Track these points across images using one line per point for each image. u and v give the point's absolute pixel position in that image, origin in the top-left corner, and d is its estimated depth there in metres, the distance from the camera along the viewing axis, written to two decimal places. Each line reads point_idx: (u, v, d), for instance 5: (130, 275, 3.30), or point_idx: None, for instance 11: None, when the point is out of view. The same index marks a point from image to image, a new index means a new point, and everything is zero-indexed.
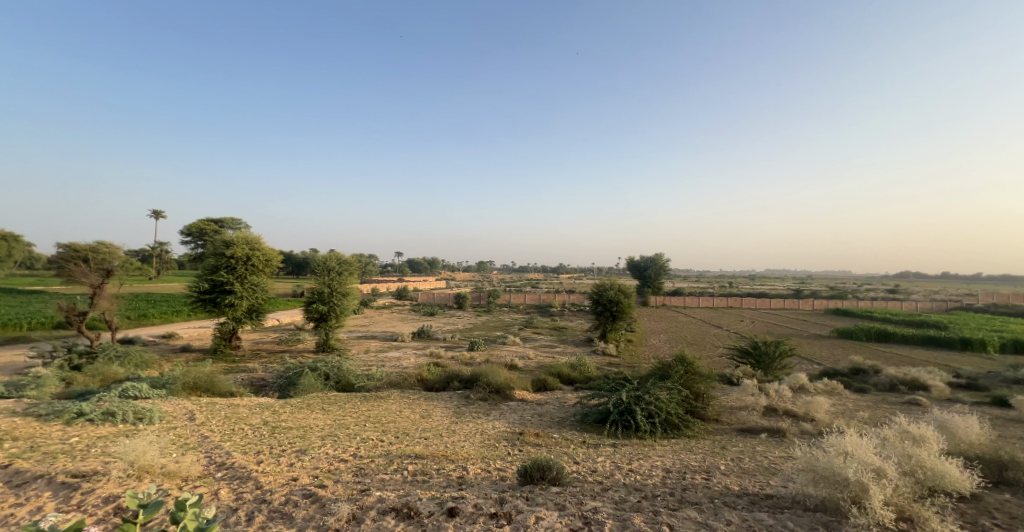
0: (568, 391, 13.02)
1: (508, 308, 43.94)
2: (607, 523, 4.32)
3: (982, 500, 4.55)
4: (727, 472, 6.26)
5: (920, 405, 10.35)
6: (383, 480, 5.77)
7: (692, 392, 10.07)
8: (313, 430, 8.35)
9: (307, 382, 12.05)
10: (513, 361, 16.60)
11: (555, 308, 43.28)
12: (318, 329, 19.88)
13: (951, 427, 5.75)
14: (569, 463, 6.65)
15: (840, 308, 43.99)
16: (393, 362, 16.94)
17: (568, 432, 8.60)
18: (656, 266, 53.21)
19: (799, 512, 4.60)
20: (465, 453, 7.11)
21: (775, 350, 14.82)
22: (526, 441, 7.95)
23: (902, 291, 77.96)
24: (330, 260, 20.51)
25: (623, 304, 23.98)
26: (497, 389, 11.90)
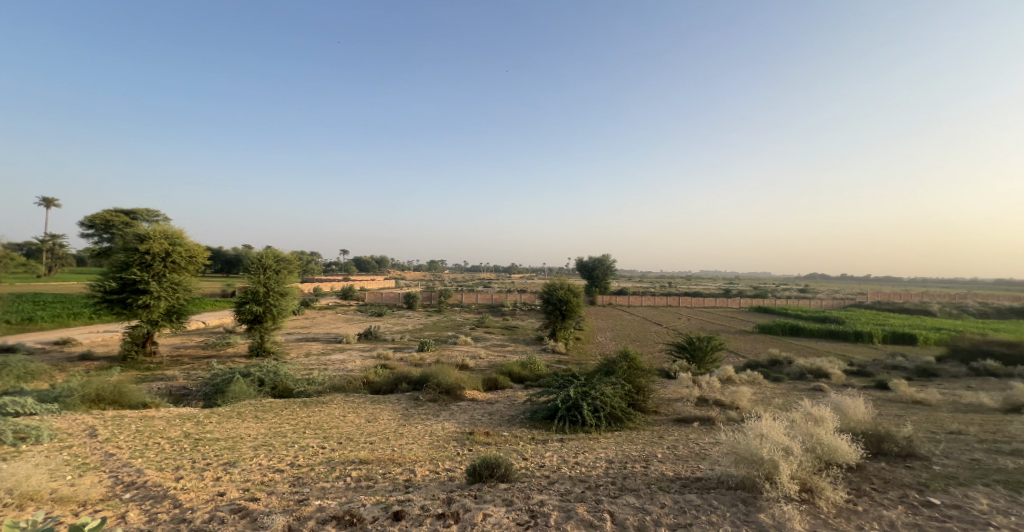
0: (517, 389, 13.31)
1: (458, 308, 43.77)
2: (551, 515, 4.57)
3: (866, 468, 5.31)
4: (663, 459, 6.76)
5: (824, 390, 11.69)
6: (324, 488, 5.67)
7: (634, 386, 10.68)
8: (244, 441, 7.94)
9: (238, 389, 11.40)
10: (463, 360, 16.63)
11: (506, 308, 43.69)
12: (252, 332, 18.76)
13: (845, 408, 6.62)
14: (517, 459, 6.87)
15: (761, 306, 48.19)
16: (336, 365, 16.39)
17: (517, 430, 8.84)
18: (603, 266, 54.79)
19: (723, 491, 5.10)
20: (412, 455, 7.11)
21: (708, 345, 15.98)
22: (475, 440, 8.08)
23: (812, 290, 86.76)
24: (268, 257, 19.36)
25: (572, 304, 24.69)
26: (448, 390, 11.92)
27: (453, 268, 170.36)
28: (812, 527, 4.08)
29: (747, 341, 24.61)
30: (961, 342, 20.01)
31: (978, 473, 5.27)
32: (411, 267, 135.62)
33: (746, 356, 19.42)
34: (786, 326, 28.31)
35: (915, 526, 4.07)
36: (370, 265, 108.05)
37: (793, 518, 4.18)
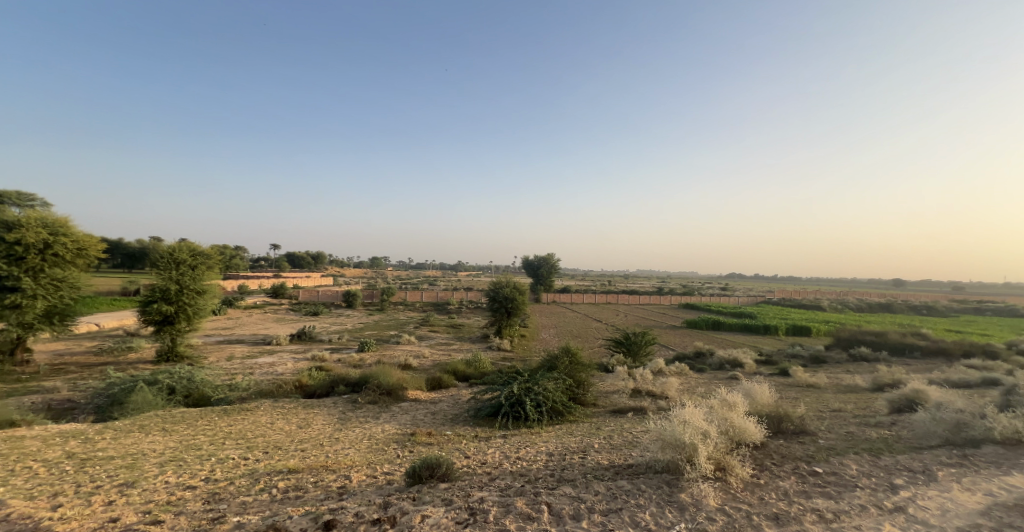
0: (461, 387, 13.32)
1: (401, 306, 42.71)
2: (490, 511, 4.70)
3: (769, 446, 6.01)
4: (599, 449, 7.13)
5: (738, 378, 12.91)
6: (244, 503, 5.38)
7: (574, 381, 11.12)
8: (147, 457, 7.27)
9: (141, 399, 10.36)
10: (405, 360, 16.32)
11: (451, 306, 43.33)
12: (161, 335, 17.06)
13: (754, 393, 7.41)
14: (459, 458, 6.93)
15: (689, 302, 51.82)
16: (264, 369, 15.40)
17: (460, 428, 8.90)
18: (547, 263, 55.46)
19: (651, 475, 5.51)
20: (347, 461, 6.93)
21: (642, 340, 16.96)
22: (416, 441, 8.02)
23: (733, 288, 94.64)
24: (182, 251, 17.80)
25: (517, 301, 24.96)
26: (389, 391, 11.68)
27: (396, 265, 165.41)
28: (724, 502, 4.55)
29: (675, 335, 26.42)
30: (849, 332, 22.94)
31: (854, 444, 6.16)
32: (350, 264, 129.84)
33: (675, 349, 20.85)
34: (709, 320, 30.70)
35: (804, 492, 4.69)
36: (305, 262, 101.88)
37: (708, 495, 4.62)
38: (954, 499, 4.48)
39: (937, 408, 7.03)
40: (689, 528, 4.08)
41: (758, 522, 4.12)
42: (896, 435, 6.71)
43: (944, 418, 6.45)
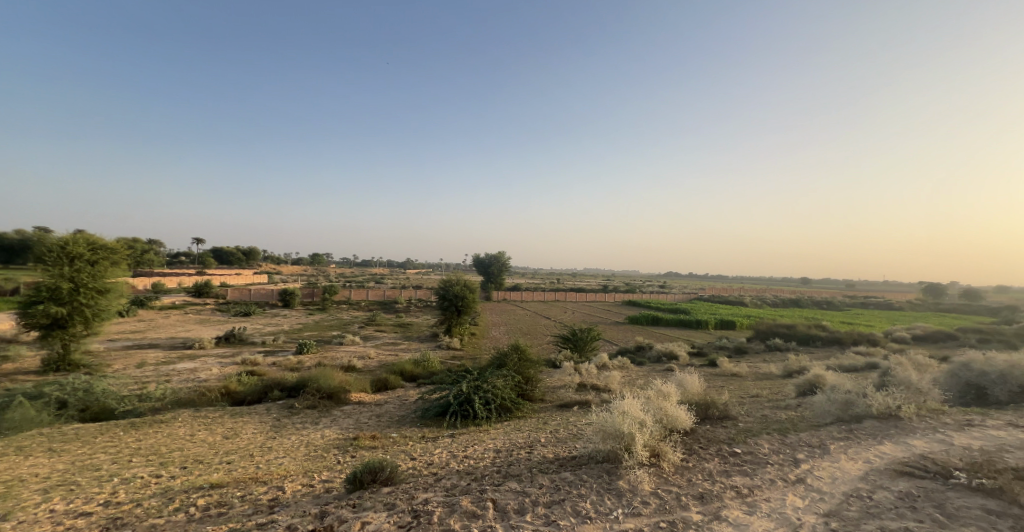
0: (408, 388, 13.10)
1: (345, 305, 41.08)
2: (434, 513, 4.72)
3: (698, 431, 6.51)
4: (545, 443, 7.32)
5: (673, 370, 13.78)
6: (156, 526, 5.00)
7: (523, 377, 11.31)
8: (29, 480, 6.41)
9: (22, 415, 9.06)
10: (348, 361, 15.73)
11: (399, 304, 42.33)
12: (48, 342, 15.08)
13: (685, 384, 7.96)
14: (404, 460, 6.85)
15: (631, 299, 54.35)
16: (184, 376, 14.19)
17: (406, 430, 8.77)
18: (500, 262, 55.85)
19: (592, 465, 5.74)
20: (280, 471, 6.60)
21: (588, 336, 17.54)
22: (358, 446, 7.80)
23: (672, 286, 100.27)
24: (79, 245, 15.88)
25: (467, 298, 24.88)
26: (330, 394, 11.26)
27: (339, 262, 158.24)
28: (657, 486, 4.87)
29: (618, 330, 27.64)
30: (768, 325, 25.26)
31: (767, 424, 6.85)
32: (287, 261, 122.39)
33: (618, 344, 21.81)
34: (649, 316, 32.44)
35: (725, 472, 5.15)
36: (236, 259, 94.36)
37: (644, 481, 4.93)
38: (846, 468, 5.14)
39: (832, 390, 8.00)
40: (625, 512, 4.33)
41: (686, 503, 4.45)
42: (799, 415, 7.55)
43: (836, 398, 7.35)
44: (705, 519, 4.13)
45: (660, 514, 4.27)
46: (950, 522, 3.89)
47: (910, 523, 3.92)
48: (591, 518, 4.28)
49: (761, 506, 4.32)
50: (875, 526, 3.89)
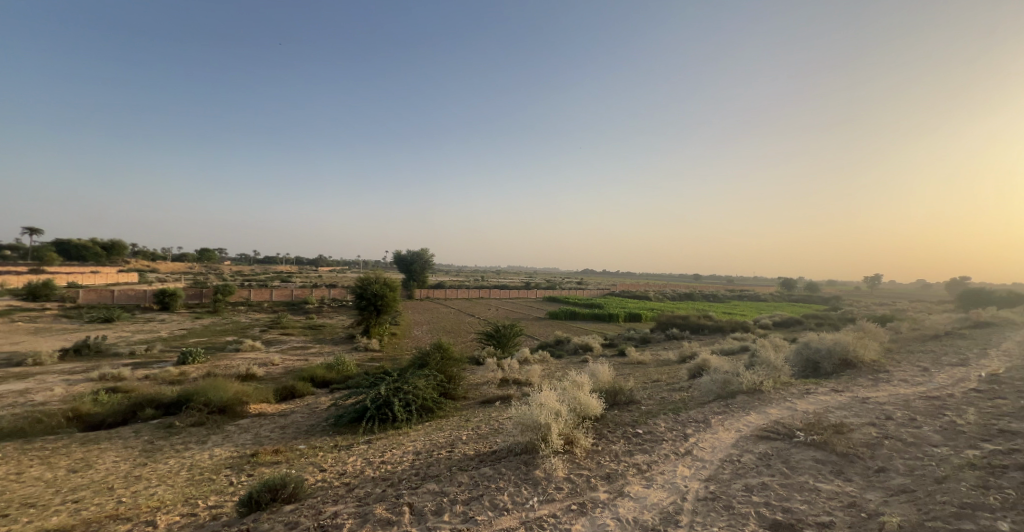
0: (318, 395, 12.29)
1: (245, 308, 37.23)
2: (344, 525, 4.55)
3: (607, 417, 7.02)
4: (466, 440, 7.19)
5: (587, 361, 14.66)
6: None
7: (445, 376, 11.22)
8: None
9: None
10: (247, 369, 14.31)
11: (310, 305, 39.45)
12: None
13: (596, 374, 8.53)
14: (313, 472, 6.44)
15: (550, 296, 56.48)
16: (20, 401, 11.76)
17: (316, 440, 8.25)
18: (422, 259, 54.84)
19: (511, 458, 5.87)
20: (152, 504, 5.82)
21: (510, 332, 17.89)
22: (257, 462, 7.17)
23: (588, 283, 105.69)
24: None
25: (387, 297, 24.03)
26: (221, 408, 10.23)
27: (236, 259, 142.41)
28: (569, 472, 5.19)
29: (539, 326, 28.67)
30: (669, 317, 27.90)
31: (664, 406, 7.61)
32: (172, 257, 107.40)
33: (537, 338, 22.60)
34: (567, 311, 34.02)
35: (629, 451, 5.65)
36: (98, 256, 79.99)
37: (558, 468, 5.22)
38: (724, 438, 5.93)
39: (714, 372, 9.12)
40: (540, 500, 4.56)
41: (595, 485, 4.80)
42: (689, 395, 8.49)
43: (717, 378, 8.39)
44: (610, 496, 4.50)
45: (571, 498, 4.57)
46: (793, 474, 4.74)
47: (767, 478, 4.68)
48: (508, 509, 4.45)
49: (656, 479, 4.82)
50: (742, 485, 4.56)
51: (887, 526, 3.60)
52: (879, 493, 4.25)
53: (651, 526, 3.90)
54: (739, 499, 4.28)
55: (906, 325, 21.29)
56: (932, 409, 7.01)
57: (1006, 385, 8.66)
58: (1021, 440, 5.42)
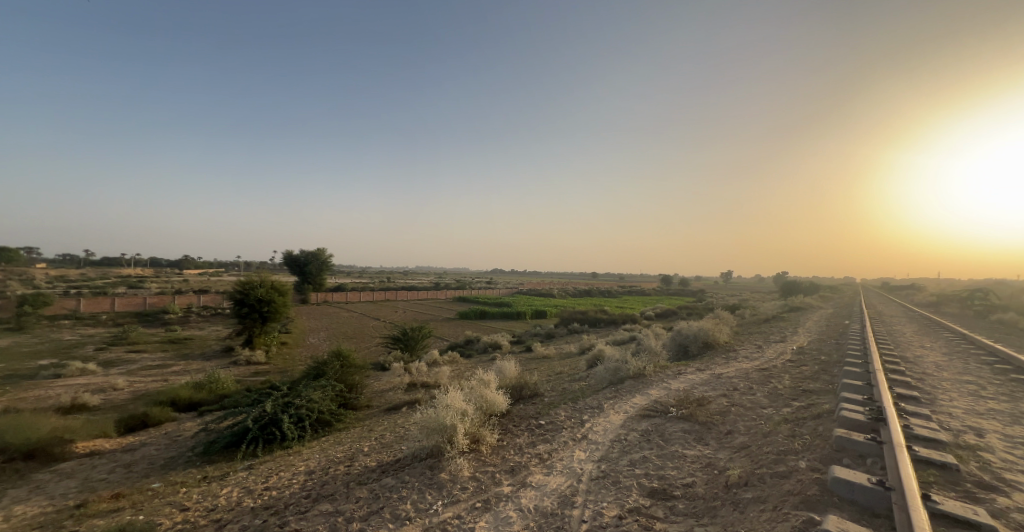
0: (180, 421, 10.62)
1: (79, 323, 30.59)
2: None
3: (512, 413, 7.16)
4: (369, 452, 6.76)
5: (495, 359, 14.85)
6: None
7: (345, 385, 10.49)
8: None
9: None
10: (75, 401, 11.74)
11: (173, 317, 33.89)
12: None
13: (503, 370, 8.68)
14: (171, 514, 5.53)
15: (459, 296, 56.17)
16: None
17: (179, 474, 7.11)
18: (319, 259, 50.70)
19: (415, 464, 5.65)
20: None
21: (418, 334, 17.39)
22: (88, 514, 5.91)
23: (495, 281, 107.09)
24: None
25: (276, 304, 21.86)
26: (30, 451, 8.27)
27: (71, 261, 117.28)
28: (475, 470, 5.18)
29: (449, 326, 28.38)
30: (571, 313, 29.44)
31: (565, 396, 7.99)
32: None
33: (445, 340, 22.29)
34: (477, 311, 34.11)
35: (531, 443, 5.82)
36: None
37: (463, 468, 5.16)
38: (614, 420, 6.40)
39: (607, 361, 9.87)
40: (445, 503, 4.47)
41: (501, 480, 4.84)
42: (585, 384, 9.03)
43: (609, 367, 9.07)
44: (513, 489, 4.58)
45: (475, 496, 4.55)
46: (667, 445, 5.28)
47: (646, 451, 5.16)
48: (411, 518, 4.29)
49: (556, 466, 5.03)
50: (627, 461, 4.95)
51: (732, 479, 4.20)
52: (726, 451, 4.95)
53: (549, 511, 4.04)
54: (625, 473, 4.65)
55: (750, 312, 25.45)
56: (762, 378, 8.41)
57: (811, 355, 10.82)
58: (815, 397, 6.80)
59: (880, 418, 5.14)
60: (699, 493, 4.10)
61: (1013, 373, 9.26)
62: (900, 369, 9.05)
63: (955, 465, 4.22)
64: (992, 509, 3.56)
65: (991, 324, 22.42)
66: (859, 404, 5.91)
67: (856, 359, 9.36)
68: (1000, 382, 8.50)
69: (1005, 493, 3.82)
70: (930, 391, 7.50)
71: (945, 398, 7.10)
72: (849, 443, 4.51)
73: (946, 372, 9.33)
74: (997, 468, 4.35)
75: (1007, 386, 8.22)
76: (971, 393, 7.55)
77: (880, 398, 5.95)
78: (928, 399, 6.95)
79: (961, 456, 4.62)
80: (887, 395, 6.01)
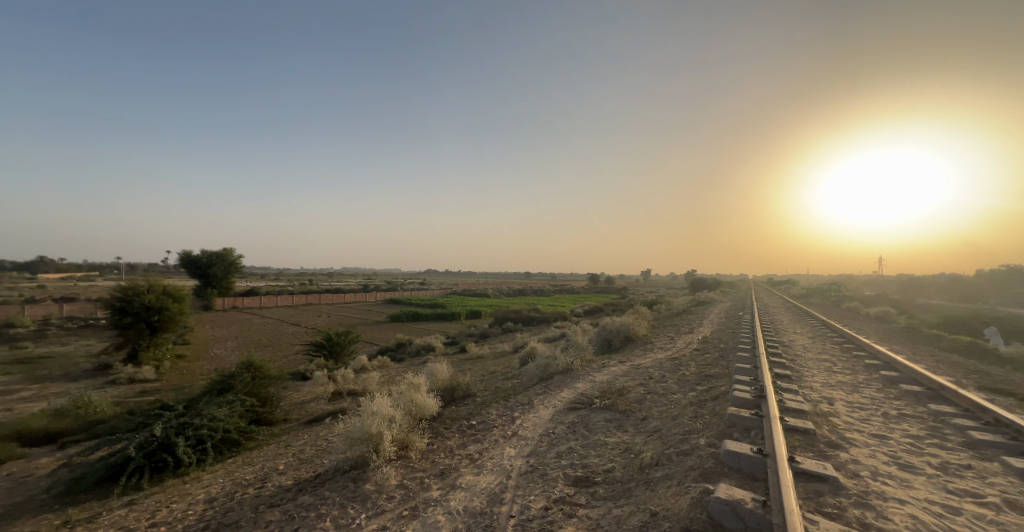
0: (38, 456, 8.95)
1: None
2: None
3: (442, 415, 6.98)
4: (284, 470, 6.21)
5: (427, 361, 14.49)
6: None
7: (257, 399, 9.58)
8: None
9: None
10: None
11: (33, 333, 28.66)
12: None
13: (435, 373, 8.46)
14: None
15: (388, 299, 54.26)
16: None
17: (42, 519, 5.98)
18: (223, 262, 46.16)
19: (337, 478, 5.27)
20: None
21: (344, 340, 16.46)
22: None
23: (426, 282, 104.86)
24: None
25: (168, 312, 19.51)
26: None
27: None
28: (403, 477, 4.95)
29: (378, 330, 27.28)
30: (503, 312, 29.68)
31: (497, 395, 7.96)
32: None
33: (375, 344, 21.36)
34: (408, 313, 33.13)
35: (462, 444, 5.71)
36: None
37: (390, 477, 4.91)
38: (542, 415, 6.48)
39: (538, 358, 10.02)
40: (369, 515, 4.21)
41: (429, 485, 4.67)
42: (518, 381, 9.10)
43: (540, 364, 9.22)
44: (442, 493, 4.43)
45: (403, 504, 4.34)
46: (590, 435, 5.44)
47: (572, 442, 5.28)
48: None
49: (486, 465, 4.96)
50: (551, 454, 5.02)
51: (645, 460, 4.42)
52: (642, 436, 5.22)
53: (478, 511, 3.96)
54: (552, 466, 4.70)
55: (665, 307, 27.43)
56: (672, 366, 9.04)
57: (713, 343, 11.89)
58: (714, 380, 7.44)
59: (762, 396, 5.74)
60: (618, 477, 4.26)
61: (856, 351, 10.99)
62: (778, 351, 10.28)
63: (813, 430, 4.83)
64: (837, 463, 4.11)
65: (847, 310, 26.50)
66: (747, 384, 6.56)
67: (747, 346, 10.44)
68: (848, 358, 10.02)
69: (847, 449, 4.45)
70: (799, 369, 8.59)
71: (810, 374, 8.18)
72: (737, 419, 4.97)
73: (813, 352, 10.75)
74: (841, 429, 5.06)
75: (852, 361, 9.72)
76: (827, 369, 8.80)
77: (763, 378, 6.67)
78: (796, 376, 7.96)
79: (817, 421, 5.31)
80: (767, 375, 6.75)
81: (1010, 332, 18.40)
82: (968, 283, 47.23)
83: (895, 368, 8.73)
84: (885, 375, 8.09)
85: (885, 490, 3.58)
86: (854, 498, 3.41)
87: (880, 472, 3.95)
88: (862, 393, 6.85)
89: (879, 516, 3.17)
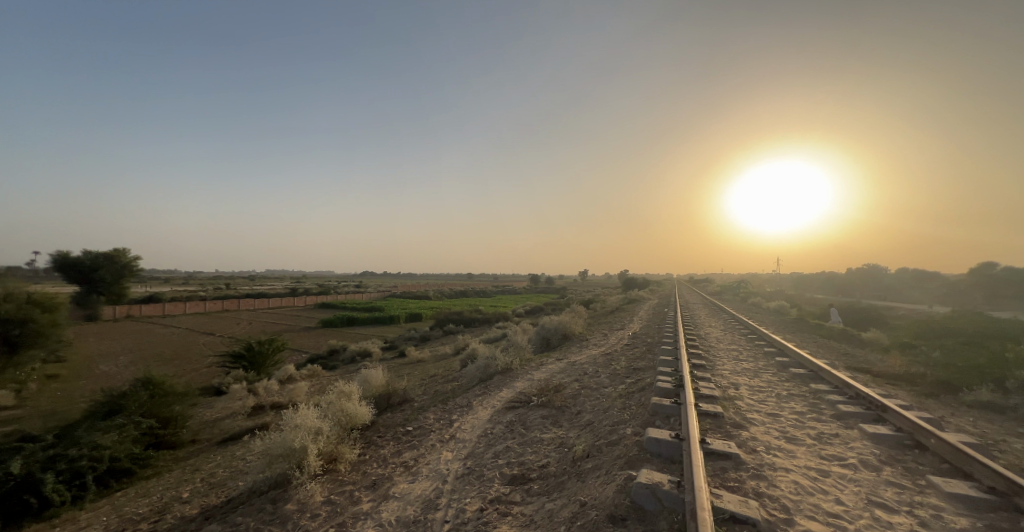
0: None
1: None
2: None
3: (376, 423, 6.60)
4: (189, 498, 5.51)
5: (360, 368, 13.79)
6: None
7: (158, 420, 8.50)
8: None
9: None
10: None
11: None
12: None
13: (369, 379, 8.01)
14: None
15: (320, 303, 51.34)
16: None
17: None
18: (112, 262, 41.20)
19: (253, 500, 4.75)
20: None
21: (269, 348, 15.21)
22: None
23: (362, 284, 100.68)
24: None
25: (32, 324, 16.84)
26: None
27: None
28: (330, 493, 4.57)
29: (308, 336, 25.64)
30: (442, 314, 29.18)
31: (435, 398, 7.69)
32: None
33: (303, 352, 20.01)
34: (343, 317, 31.49)
35: (397, 451, 5.41)
36: None
37: (314, 493, 4.51)
38: (480, 416, 6.34)
39: (477, 359, 9.88)
40: None
41: (360, 498, 4.35)
42: (457, 383, 8.89)
43: (480, 364, 9.07)
44: (374, 505, 4.14)
45: (329, 521, 3.99)
46: (528, 432, 5.40)
47: (508, 441, 5.19)
48: None
49: (421, 471, 4.72)
50: (488, 454, 4.89)
51: (577, 454, 4.45)
52: (576, 430, 5.27)
53: (411, 520, 3.74)
54: (489, 466, 4.58)
55: (599, 305, 28.53)
56: (604, 361, 9.32)
57: (640, 338, 12.44)
58: (641, 373, 7.73)
59: (681, 385, 6.05)
60: (551, 472, 4.23)
61: (758, 340, 12.08)
62: (695, 343, 10.99)
63: (721, 413, 5.15)
64: (739, 441, 4.39)
65: (754, 304, 29.20)
66: (669, 375, 6.90)
67: (670, 339, 11.07)
68: (753, 347, 10.95)
69: (746, 427, 4.78)
70: (713, 359, 9.24)
71: (721, 363, 8.82)
72: (659, 407, 5.18)
73: (725, 343, 11.63)
74: (743, 410, 5.46)
75: (755, 349, 10.65)
76: (735, 357, 9.54)
77: (682, 369, 7.04)
78: (710, 365, 8.54)
79: (724, 405, 5.69)
80: (686, 366, 7.14)
81: (874, 319, 21.37)
82: (845, 276, 54.51)
83: (789, 354, 9.66)
84: (779, 360, 8.95)
85: (775, 461, 3.87)
86: (751, 471, 3.63)
87: (772, 445, 4.28)
88: (761, 378, 7.49)
89: (770, 484, 3.39)
